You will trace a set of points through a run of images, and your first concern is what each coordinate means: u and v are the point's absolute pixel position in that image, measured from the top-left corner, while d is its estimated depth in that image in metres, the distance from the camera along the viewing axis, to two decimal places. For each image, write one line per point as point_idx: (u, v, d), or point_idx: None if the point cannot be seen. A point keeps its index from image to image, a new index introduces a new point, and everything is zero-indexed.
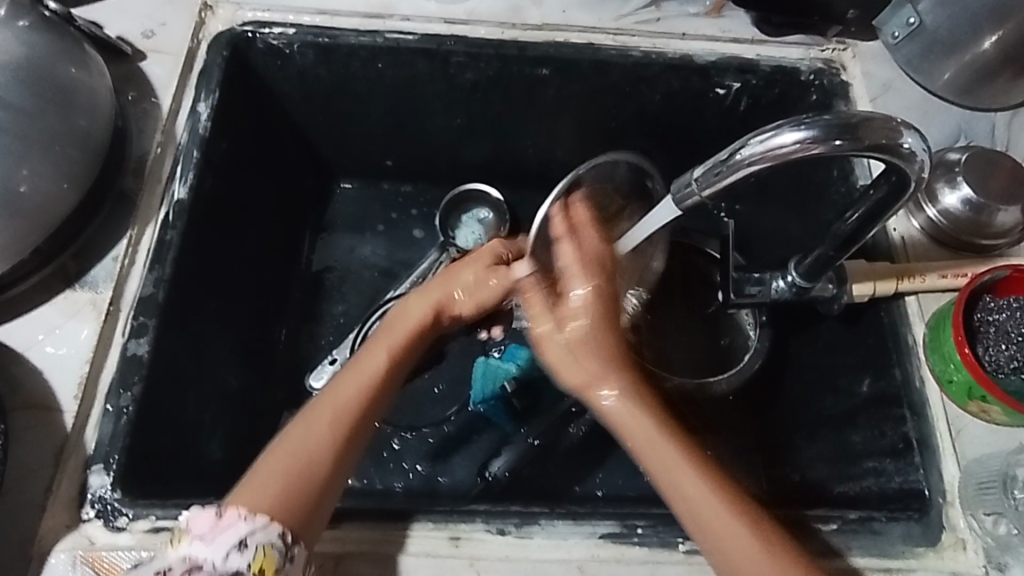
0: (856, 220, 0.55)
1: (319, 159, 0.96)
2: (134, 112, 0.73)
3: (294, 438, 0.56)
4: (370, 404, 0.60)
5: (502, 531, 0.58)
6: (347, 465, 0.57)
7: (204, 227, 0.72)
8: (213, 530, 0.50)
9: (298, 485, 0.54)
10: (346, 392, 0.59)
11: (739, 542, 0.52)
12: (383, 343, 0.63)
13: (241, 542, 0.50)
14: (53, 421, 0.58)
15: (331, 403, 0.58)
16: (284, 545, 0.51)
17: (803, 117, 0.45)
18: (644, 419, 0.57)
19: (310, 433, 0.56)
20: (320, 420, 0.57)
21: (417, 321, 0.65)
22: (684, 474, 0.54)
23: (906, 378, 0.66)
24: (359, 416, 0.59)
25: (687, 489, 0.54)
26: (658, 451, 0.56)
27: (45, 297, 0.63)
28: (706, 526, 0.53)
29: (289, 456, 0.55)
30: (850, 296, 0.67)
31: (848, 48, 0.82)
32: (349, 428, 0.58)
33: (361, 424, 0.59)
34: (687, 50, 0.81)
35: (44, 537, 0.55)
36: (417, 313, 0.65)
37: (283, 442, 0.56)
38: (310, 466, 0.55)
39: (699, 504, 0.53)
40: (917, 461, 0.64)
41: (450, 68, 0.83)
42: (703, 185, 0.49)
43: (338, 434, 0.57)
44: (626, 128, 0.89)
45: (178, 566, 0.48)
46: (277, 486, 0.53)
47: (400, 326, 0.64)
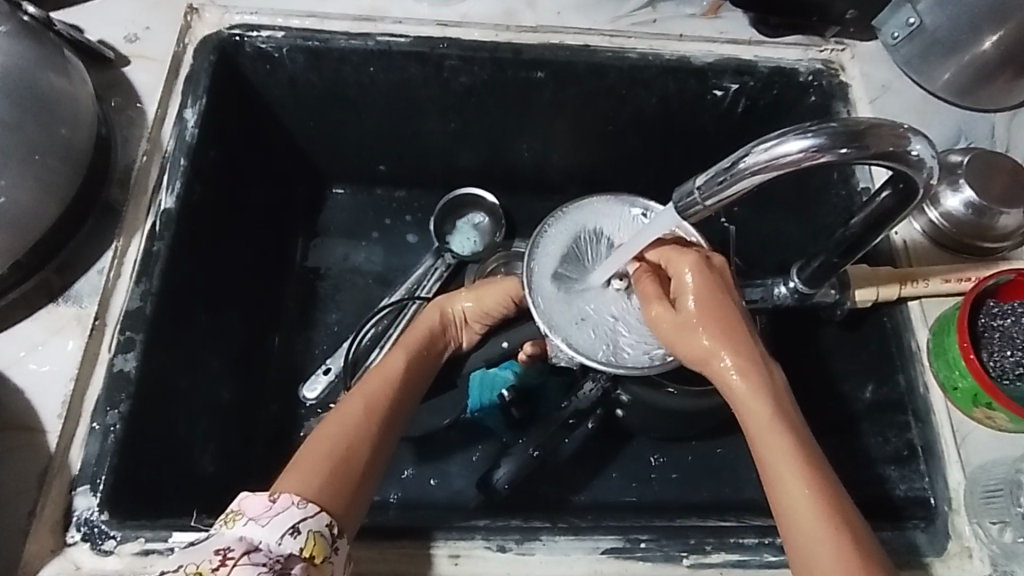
0: (859, 230, 0.55)
1: (310, 165, 0.94)
2: (118, 120, 0.71)
3: (331, 429, 0.56)
4: (397, 399, 0.61)
5: (502, 548, 0.57)
6: (382, 456, 0.58)
7: (192, 237, 0.71)
8: (268, 512, 0.49)
9: (342, 472, 0.54)
10: (376, 388, 0.61)
11: (821, 544, 0.49)
12: (404, 345, 0.67)
13: (295, 527, 0.48)
14: (37, 441, 0.57)
15: (364, 396, 0.60)
16: (332, 535, 0.50)
17: (809, 124, 0.44)
18: (766, 409, 0.55)
19: (346, 420, 0.57)
20: (355, 411, 0.58)
21: (424, 330, 0.70)
22: (789, 472, 0.52)
23: (910, 384, 0.65)
24: (389, 410, 0.60)
25: (788, 487, 0.51)
26: (770, 444, 0.53)
27: (27, 313, 0.61)
28: (794, 525, 0.51)
29: (332, 444, 0.55)
30: (851, 301, 0.66)
31: (847, 48, 0.80)
32: (383, 419, 0.59)
33: (392, 420, 0.60)
34: (684, 52, 0.80)
35: (29, 562, 0.53)
36: (427, 322, 0.71)
37: (321, 432, 0.57)
38: (351, 458, 0.55)
39: (796, 504, 0.51)
40: (922, 469, 0.63)
41: (443, 72, 0.81)
42: (706, 194, 0.48)
43: (373, 425, 0.58)
44: (622, 132, 0.88)
45: (235, 546, 0.47)
46: (328, 471, 0.53)
47: (413, 333, 0.69)
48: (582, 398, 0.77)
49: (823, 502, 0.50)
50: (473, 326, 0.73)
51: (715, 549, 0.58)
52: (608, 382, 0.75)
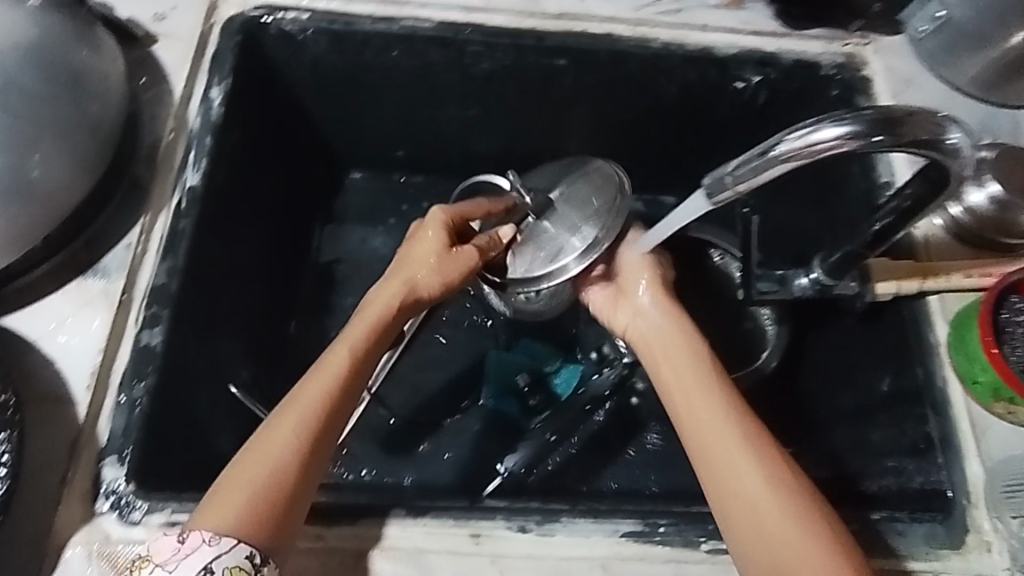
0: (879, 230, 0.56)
1: (328, 149, 0.95)
2: (145, 97, 0.71)
3: (262, 446, 0.54)
4: (334, 408, 0.56)
5: (523, 528, 0.57)
6: (318, 471, 0.55)
7: (216, 215, 0.71)
8: (176, 556, 0.49)
9: (268, 499, 0.52)
10: (307, 398, 0.56)
11: (776, 518, 0.54)
12: (345, 341, 0.59)
13: (205, 568, 0.48)
14: (66, 413, 0.57)
15: (297, 407, 0.56)
16: (252, 567, 0.49)
17: (844, 111, 0.44)
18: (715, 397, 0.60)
19: (278, 443, 0.54)
20: (285, 429, 0.55)
21: (374, 317, 0.61)
22: (744, 460, 0.57)
23: (928, 377, 0.65)
24: (324, 421, 0.56)
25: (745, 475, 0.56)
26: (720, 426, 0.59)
27: (55, 286, 0.62)
28: (747, 502, 0.55)
29: (255, 471, 0.53)
30: (873, 294, 0.66)
31: (870, 42, 0.80)
32: (315, 435, 0.55)
33: (334, 423, 0.56)
34: (707, 43, 0.80)
35: (60, 531, 0.53)
36: (374, 309, 0.61)
37: (251, 451, 0.54)
38: (276, 481, 0.52)
39: (754, 488, 0.56)
40: (940, 461, 0.63)
41: (466, 57, 0.81)
42: (738, 179, 0.48)
43: (303, 445, 0.54)
44: (642, 122, 0.88)
45: None
46: (248, 499, 0.51)
47: (358, 325, 0.60)
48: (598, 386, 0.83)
49: (780, 490, 0.55)
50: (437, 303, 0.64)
51: None
52: (625, 369, 0.82)
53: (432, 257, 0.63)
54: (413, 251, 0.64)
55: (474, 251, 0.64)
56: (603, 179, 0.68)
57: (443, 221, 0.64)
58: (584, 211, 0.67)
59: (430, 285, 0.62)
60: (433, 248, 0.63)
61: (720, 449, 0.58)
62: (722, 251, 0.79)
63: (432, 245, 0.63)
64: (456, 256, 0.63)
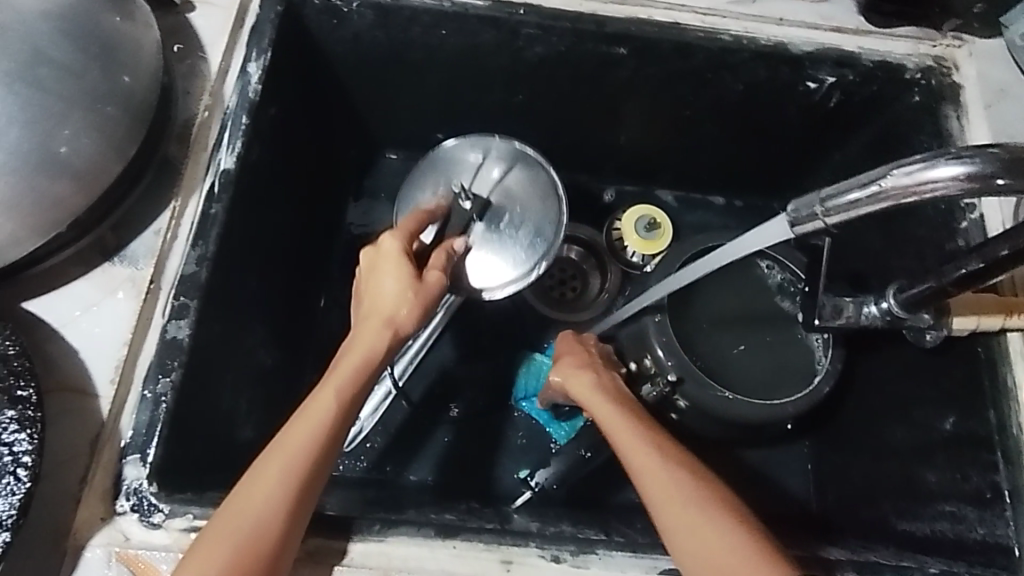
0: (968, 273, 0.51)
1: (365, 127, 0.90)
2: (180, 69, 0.67)
3: (244, 494, 0.50)
4: (324, 451, 0.52)
5: (556, 558, 0.54)
6: (307, 515, 0.51)
7: (248, 199, 0.67)
8: None
9: (252, 551, 0.47)
10: (293, 441, 0.51)
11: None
12: (336, 379, 0.53)
13: None
14: (89, 406, 0.55)
15: (280, 452, 0.51)
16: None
17: (966, 146, 0.38)
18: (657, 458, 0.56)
19: (261, 491, 0.49)
20: (270, 474, 0.50)
21: (363, 350, 0.55)
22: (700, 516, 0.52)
23: (1002, 422, 0.61)
24: (315, 464, 0.51)
25: (703, 531, 0.52)
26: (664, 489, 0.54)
27: (82, 270, 0.59)
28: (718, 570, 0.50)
29: (235, 520, 0.48)
30: (947, 329, 0.60)
31: (963, 44, 0.73)
32: (306, 481, 0.50)
33: (318, 467, 0.51)
34: (783, 37, 0.74)
35: (80, 529, 0.51)
36: (362, 343, 0.55)
37: (233, 498, 0.50)
38: (260, 532, 0.48)
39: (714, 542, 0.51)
40: (1008, 513, 0.59)
41: (519, 40, 0.76)
42: (830, 210, 0.43)
43: (291, 490, 0.50)
44: (701, 118, 0.83)
45: None
46: (229, 552, 0.47)
47: (349, 360, 0.54)
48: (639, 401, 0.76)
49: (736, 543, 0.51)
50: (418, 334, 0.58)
51: None
52: (666, 388, 0.75)
53: (408, 290, 0.56)
54: (371, 278, 0.58)
55: (443, 277, 0.58)
56: (523, 161, 0.72)
57: (402, 245, 0.58)
58: (526, 201, 0.71)
59: (412, 319, 0.56)
60: (407, 280, 0.56)
61: (671, 517, 0.53)
62: (771, 261, 0.81)
63: (406, 275, 0.56)
64: (431, 286, 0.57)
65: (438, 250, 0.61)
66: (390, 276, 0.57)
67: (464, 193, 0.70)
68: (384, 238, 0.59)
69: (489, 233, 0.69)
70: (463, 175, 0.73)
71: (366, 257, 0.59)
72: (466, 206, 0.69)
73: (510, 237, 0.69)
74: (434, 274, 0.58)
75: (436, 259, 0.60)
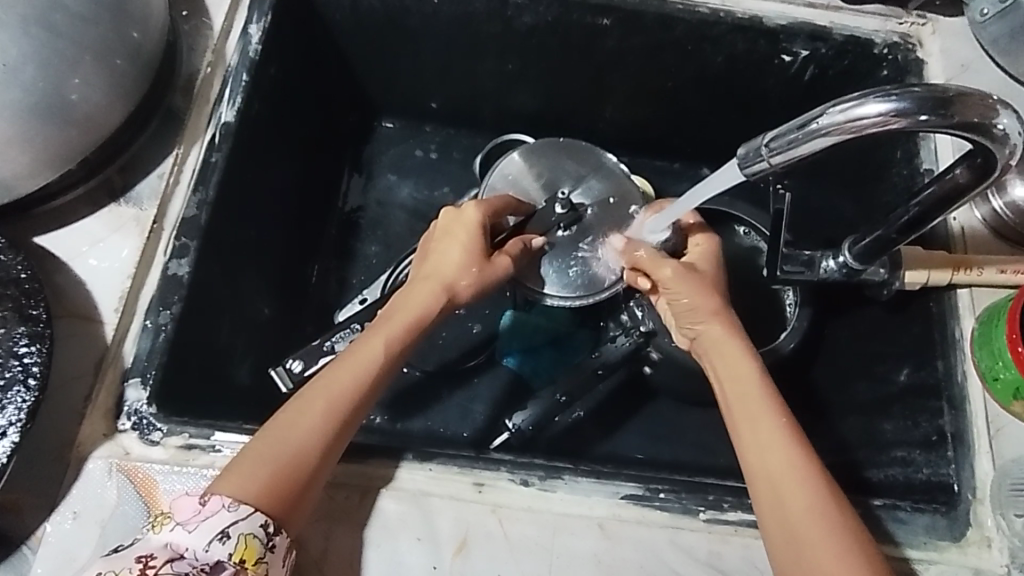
0: (909, 220, 0.55)
1: (363, 94, 0.94)
2: (186, 28, 0.71)
3: (285, 424, 0.53)
4: (365, 396, 0.56)
5: (525, 482, 0.58)
6: (337, 456, 0.54)
7: (248, 151, 0.72)
8: (196, 517, 0.48)
9: (286, 475, 0.51)
10: (346, 374, 0.56)
11: (794, 490, 0.51)
12: (386, 330, 0.58)
13: (223, 532, 0.47)
14: (94, 332, 0.59)
15: (325, 387, 0.55)
16: (265, 536, 0.49)
17: (892, 87, 0.43)
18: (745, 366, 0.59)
19: (302, 423, 0.53)
20: (312, 407, 0.53)
21: (416, 310, 0.61)
22: (766, 417, 0.55)
23: (948, 371, 0.65)
24: (354, 405, 0.55)
25: (764, 429, 0.55)
26: (746, 395, 0.57)
27: (91, 210, 0.63)
28: (772, 472, 0.53)
29: (274, 446, 0.52)
30: (902, 282, 0.65)
31: (928, 22, 0.77)
32: (343, 421, 0.54)
33: (357, 411, 0.55)
34: (757, 11, 0.78)
35: (84, 443, 0.56)
36: (416, 301, 0.61)
37: (272, 428, 0.53)
38: (299, 459, 0.52)
39: (772, 442, 0.54)
40: (950, 455, 0.63)
41: (509, 10, 0.80)
42: (774, 151, 0.47)
43: (330, 426, 0.53)
44: (681, 90, 0.87)
45: (159, 553, 0.46)
46: (266, 473, 0.50)
47: (401, 316, 0.60)
48: (613, 353, 0.78)
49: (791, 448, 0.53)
50: (467, 305, 0.66)
51: (732, 507, 0.58)
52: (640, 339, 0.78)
53: (474, 263, 0.64)
54: (440, 240, 0.65)
55: (509, 263, 0.66)
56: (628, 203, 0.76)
57: (480, 220, 0.65)
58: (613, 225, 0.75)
59: (469, 288, 0.64)
60: (474, 253, 0.64)
61: (743, 408, 0.56)
62: (748, 227, 0.84)
63: (475, 249, 0.64)
64: (496, 266, 0.65)
65: (515, 239, 0.69)
66: (460, 245, 0.64)
67: (562, 199, 0.76)
68: (466, 207, 0.66)
69: (567, 243, 0.74)
70: (564, 182, 0.78)
71: (444, 219, 0.67)
72: (557, 210, 0.75)
73: (588, 252, 0.73)
74: (503, 258, 0.66)
75: (510, 246, 0.69)
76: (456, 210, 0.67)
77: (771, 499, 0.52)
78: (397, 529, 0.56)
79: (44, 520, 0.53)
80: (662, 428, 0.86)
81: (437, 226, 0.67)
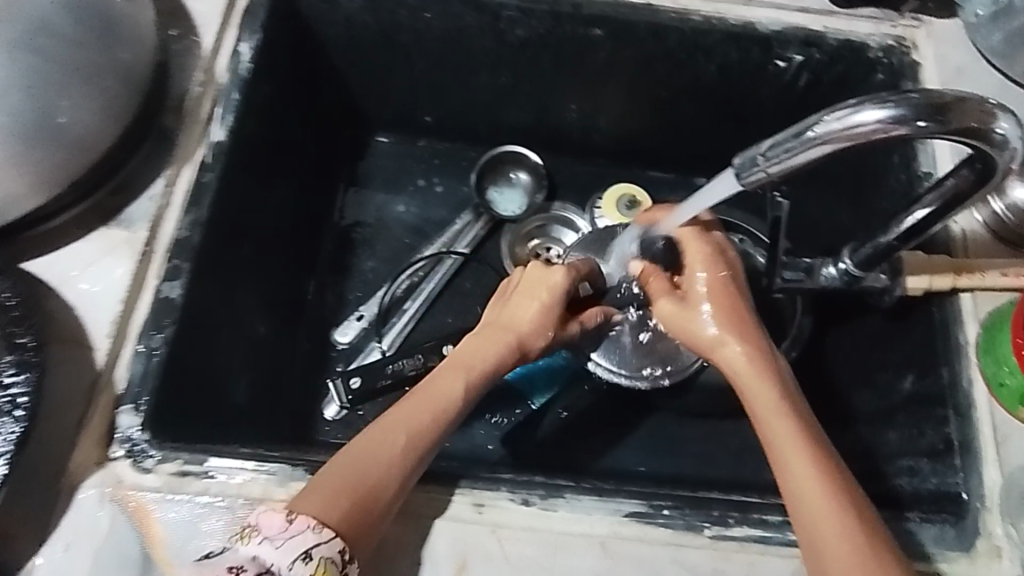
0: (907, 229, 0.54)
1: (356, 109, 0.94)
2: (176, 48, 0.71)
3: (364, 450, 0.54)
4: (443, 428, 0.57)
5: (526, 501, 0.57)
6: (409, 487, 0.55)
7: (242, 171, 0.71)
8: (283, 534, 0.48)
9: (364, 503, 0.51)
10: (421, 407, 0.57)
11: (828, 521, 0.51)
12: (468, 373, 0.61)
13: (307, 552, 0.47)
14: (86, 358, 0.58)
15: (403, 415, 0.56)
16: (342, 562, 0.48)
17: (888, 94, 0.42)
18: (771, 391, 0.59)
19: (384, 452, 0.54)
20: (393, 439, 0.55)
21: (495, 356, 0.63)
22: (796, 453, 0.54)
23: (953, 378, 0.64)
24: (434, 436, 0.56)
25: (797, 466, 0.53)
26: (777, 419, 0.56)
27: (80, 233, 0.63)
28: (805, 500, 0.52)
29: (357, 471, 0.52)
30: (903, 289, 0.64)
31: (922, 25, 0.76)
32: (419, 454, 0.55)
33: (433, 444, 0.56)
34: (750, 18, 0.77)
35: (75, 471, 0.55)
36: (492, 347, 0.64)
37: (351, 452, 0.54)
38: (377, 487, 0.52)
39: (802, 480, 0.53)
40: (958, 463, 0.62)
41: (500, 23, 0.79)
42: (770, 160, 0.47)
43: (410, 456, 0.55)
44: (676, 98, 0.86)
45: (248, 567, 0.46)
46: (343, 499, 0.51)
47: (485, 359, 0.63)
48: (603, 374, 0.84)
49: (826, 485, 0.52)
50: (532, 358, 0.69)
51: (737, 523, 0.57)
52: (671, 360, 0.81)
53: (546, 325, 0.67)
54: (522, 292, 0.69)
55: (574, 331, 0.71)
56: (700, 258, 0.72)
57: (565, 282, 0.69)
58: None
59: (540, 343, 0.67)
60: (552, 311, 0.68)
61: (778, 445, 0.55)
62: (743, 234, 0.82)
63: (552, 311, 0.68)
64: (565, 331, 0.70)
65: (595, 310, 0.74)
66: (542, 300, 0.68)
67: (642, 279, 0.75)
68: (553, 269, 0.70)
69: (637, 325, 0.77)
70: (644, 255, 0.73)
71: (530, 274, 0.70)
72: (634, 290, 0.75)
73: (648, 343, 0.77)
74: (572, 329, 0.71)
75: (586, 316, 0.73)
76: (542, 268, 0.71)
77: (806, 531, 0.51)
78: (395, 552, 0.55)
79: (36, 552, 0.53)
80: (664, 439, 0.85)
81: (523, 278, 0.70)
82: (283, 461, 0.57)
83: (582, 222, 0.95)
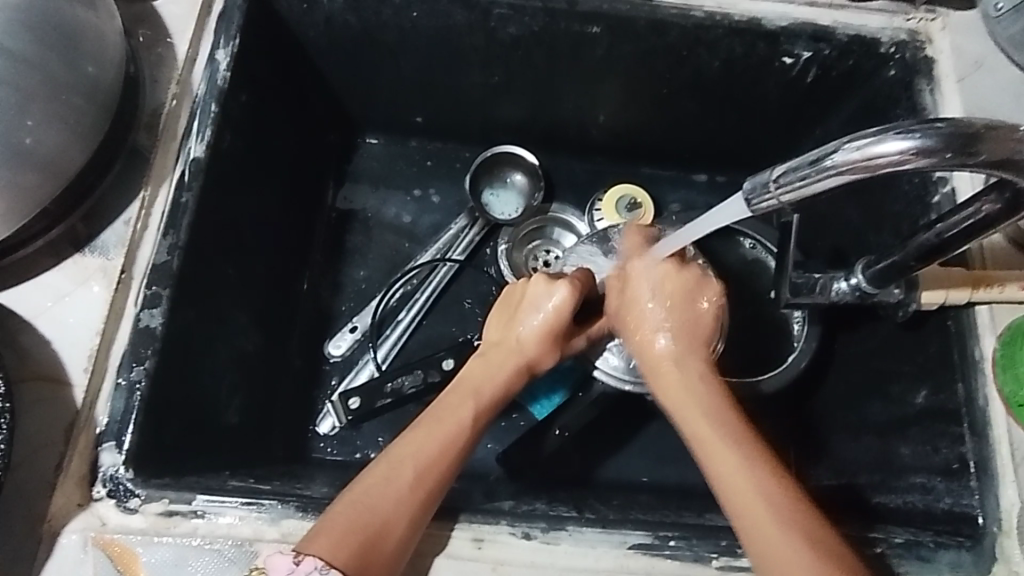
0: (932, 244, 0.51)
1: (343, 109, 0.90)
2: (147, 57, 0.67)
3: (372, 486, 0.51)
4: (453, 461, 0.55)
5: (527, 535, 0.55)
6: (425, 523, 0.52)
7: (222, 186, 0.68)
8: None
9: (375, 541, 0.49)
10: (427, 437, 0.55)
11: (763, 519, 0.50)
12: (477, 399, 0.59)
13: None
14: (63, 395, 0.56)
15: (412, 446, 0.54)
16: None
17: (912, 122, 0.39)
18: (689, 395, 0.59)
19: (393, 490, 0.51)
20: (402, 476, 0.52)
21: (500, 382, 0.61)
22: (717, 454, 0.54)
23: (969, 396, 0.61)
24: (446, 469, 0.54)
25: (723, 466, 0.53)
26: (717, 450, 0.54)
27: (53, 262, 0.60)
28: (758, 540, 0.49)
29: (365, 509, 0.50)
30: (918, 304, 0.61)
31: (937, 17, 0.72)
32: (431, 489, 0.53)
33: (446, 476, 0.54)
34: (756, 12, 0.73)
35: (55, 516, 0.53)
36: (500, 371, 0.62)
37: (359, 490, 0.51)
38: (389, 526, 0.50)
39: (731, 481, 0.52)
40: (973, 484, 0.60)
41: (491, 21, 0.75)
42: (783, 187, 0.44)
43: (421, 491, 0.52)
44: (677, 95, 0.82)
45: None
46: (353, 536, 0.49)
47: (494, 386, 0.61)
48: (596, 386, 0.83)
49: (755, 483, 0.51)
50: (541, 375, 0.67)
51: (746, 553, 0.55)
52: None
53: (553, 345, 0.65)
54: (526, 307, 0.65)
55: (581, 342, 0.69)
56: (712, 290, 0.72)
57: (574, 300, 0.64)
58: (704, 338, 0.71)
59: (547, 363, 0.65)
60: (557, 328, 0.64)
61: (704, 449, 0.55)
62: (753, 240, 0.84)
63: (557, 330, 0.64)
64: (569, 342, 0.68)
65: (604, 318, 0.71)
66: (552, 316, 0.64)
67: None
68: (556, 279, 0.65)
69: None
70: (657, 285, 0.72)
71: (534, 287, 0.66)
72: None
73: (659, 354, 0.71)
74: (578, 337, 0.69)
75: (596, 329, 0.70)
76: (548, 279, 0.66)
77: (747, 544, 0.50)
78: None
79: None
80: (667, 447, 0.83)
81: (524, 292, 0.66)
82: (274, 497, 0.55)
83: (581, 226, 0.91)
